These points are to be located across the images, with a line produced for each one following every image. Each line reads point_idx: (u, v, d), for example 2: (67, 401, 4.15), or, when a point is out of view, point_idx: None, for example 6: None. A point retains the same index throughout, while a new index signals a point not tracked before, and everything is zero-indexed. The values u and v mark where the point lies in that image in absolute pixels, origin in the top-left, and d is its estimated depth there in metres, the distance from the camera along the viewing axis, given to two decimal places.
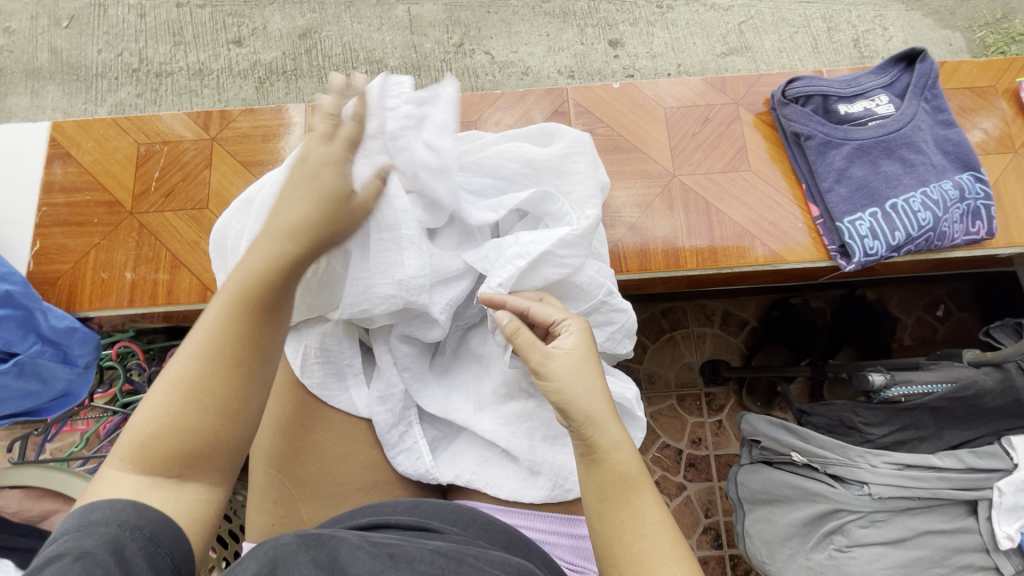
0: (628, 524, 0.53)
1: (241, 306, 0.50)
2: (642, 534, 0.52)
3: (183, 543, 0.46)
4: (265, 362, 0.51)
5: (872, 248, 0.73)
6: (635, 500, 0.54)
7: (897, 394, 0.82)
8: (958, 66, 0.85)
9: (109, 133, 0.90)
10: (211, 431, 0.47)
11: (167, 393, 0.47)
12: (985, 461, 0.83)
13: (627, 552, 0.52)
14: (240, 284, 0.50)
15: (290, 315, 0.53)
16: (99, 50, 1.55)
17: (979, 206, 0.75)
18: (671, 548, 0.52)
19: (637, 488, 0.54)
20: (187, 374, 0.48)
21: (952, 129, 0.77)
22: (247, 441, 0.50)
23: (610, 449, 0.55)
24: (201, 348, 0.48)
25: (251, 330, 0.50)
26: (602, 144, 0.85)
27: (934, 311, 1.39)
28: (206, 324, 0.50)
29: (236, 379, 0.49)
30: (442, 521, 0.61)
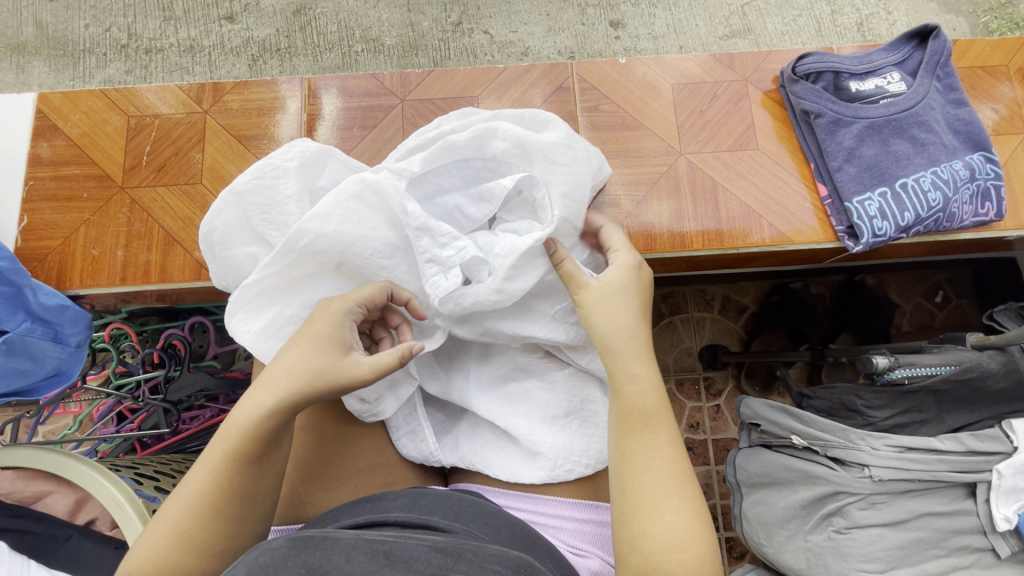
0: (636, 455, 0.56)
1: (224, 457, 0.57)
2: (652, 469, 0.55)
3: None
4: (241, 514, 0.57)
5: (881, 229, 0.71)
6: (647, 434, 0.57)
7: (901, 376, 0.80)
8: (969, 45, 0.83)
9: (97, 106, 0.87)
10: (190, 573, 0.55)
11: (158, 530, 0.56)
12: (985, 444, 0.82)
13: (632, 481, 0.55)
14: (231, 437, 0.57)
15: (272, 464, 0.58)
16: (86, 25, 1.50)
17: (989, 187, 0.73)
18: (679, 487, 0.54)
19: (646, 423, 0.57)
20: (177, 517, 0.56)
21: (964, 108, 0.76)
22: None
23: (627, 381, 0.58)
24: (194, 499, 0.56)
25: (245, 485, 0.57)
26: (607, 121, 0.83)
27: (933, 297, 1.40)
28: (197, 476, 0.57)
29: (211, 526, 0.56)
30: (443, 515, 0.60)
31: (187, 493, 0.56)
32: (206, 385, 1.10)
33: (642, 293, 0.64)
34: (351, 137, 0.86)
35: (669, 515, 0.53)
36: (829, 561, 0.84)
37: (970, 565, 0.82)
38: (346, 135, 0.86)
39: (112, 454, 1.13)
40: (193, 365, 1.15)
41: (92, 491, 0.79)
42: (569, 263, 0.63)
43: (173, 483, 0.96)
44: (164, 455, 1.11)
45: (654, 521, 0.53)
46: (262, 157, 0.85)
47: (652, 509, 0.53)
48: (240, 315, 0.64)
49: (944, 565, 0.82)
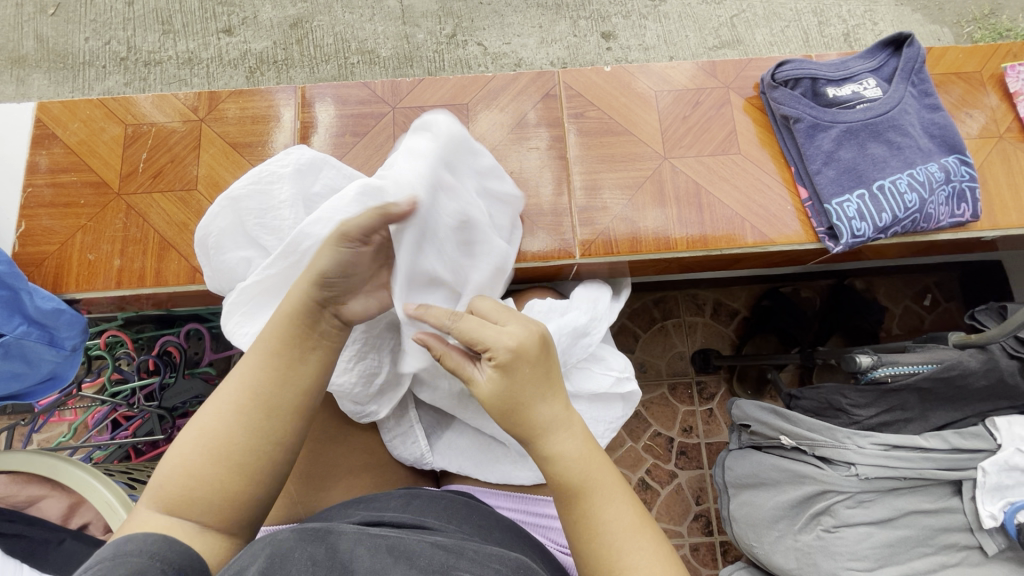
0: (581, 524, 0.53)
1: (261, 377, 0.55)
2: (601, 531, 0.53)
3: (205, 501, 0.52)
4: (270, 425, 0.54)
5: (859, 230, 0.73)
6: (586, 505, 0.53)
7: (885, 374, 0.82)
8: (943, 52, 0.86)
9: (95, 115, 0.88)
10: (225, 494, 0.52)
11: (191, 445, 0.53)
12: (970, 442, 0.84)
13: (586, 548, 0.53)
14: (268, 345, 0.56)
15: (302, 380, 0.56)
16: (86, 38, 1.53)
17: (964, 189, 0.76)
18: (636, 532, 0.52)
19: (585, 491, 0.53)
20: (213, 428, 0.54)
21: (939, 113, 0.78)
22: (258, 501, 0.54)
23: (549, 460, 0.54)
24: (221, 411, 0.54)
25: (272, 399, 0.55)
26: (594, 127, 0.85)
27: (922, 300, 1.42)
28: (229, 396, 0.55)
29: (245, 441, 0.53)
30: (436, 517, 0.61)
31: (221, 406, 0.54)
32: (201, 390, 1.14)
33: (534, 378, 0.54)
34: (343, 144, 0.88)
35: (630, 566, 0.51)
36: (819, 560, 0.85)
37: (957, 562, 0.83)
38: (339, 143, 0.88)
39: (106, 461, 1.13)
40: (189, 372, 1.16)
41: (86, 494, 0.79)
42: (446, 356, 0.56)
43: None
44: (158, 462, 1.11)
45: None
46: (256, 164, 0.87)
47: (611, 563, 0.52)
48: (237, 319, 0.67)
49: (932, 563, 0.83)
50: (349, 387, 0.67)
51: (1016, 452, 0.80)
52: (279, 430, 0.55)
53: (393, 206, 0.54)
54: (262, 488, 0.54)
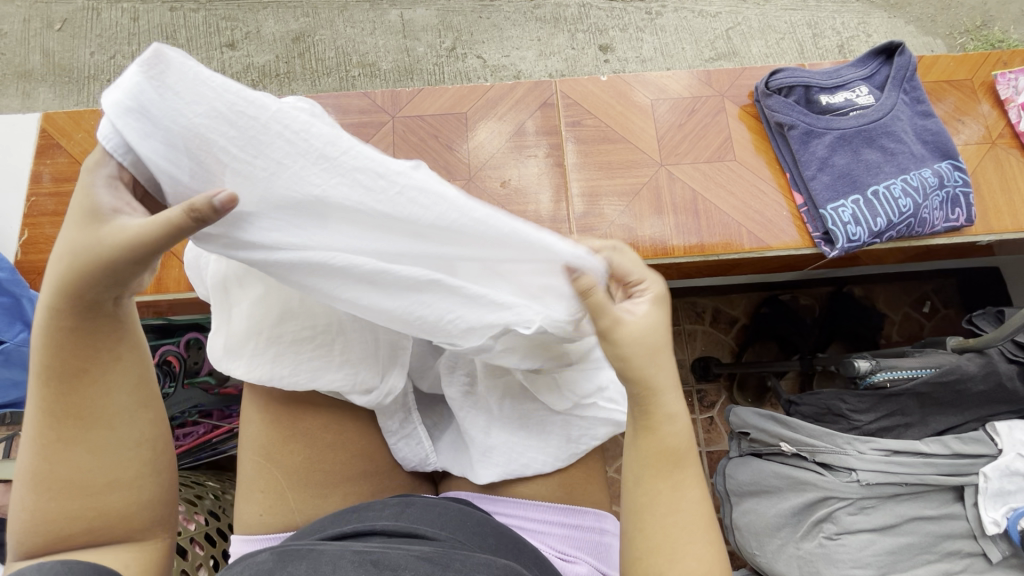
0: (659, 500, 0.49)
1: (51, 366, 0.46)
2: (677, 510, 0.49)
3: (77, 526, 0.47)
4: (96, 432, 0.48)
5: (855, 235, 0.74)
6: (678, 476, 0.49)
7: (882, 379, 0.82)
8: (934, 61, 0.87)
9: (99, 125, 0.89)
10: (87, 514, 0.47)
11: (21, 487, 0.47)
12: (970, 447, 0.83)
13: (657, 522, 0.49)
14: (40, 357, 0.46)
15: (102, 365, 0.47)
16: (91, 53, 1.56)
17: (958, 194, 0.76)
18: (704, 530, 0.49)
19: (671, 461, 0.50)
20: (33, 468, 0.47)
21: (931, 120, 0.79)
22: (139, 498, 0.50)
23: (664, 420, 0.50)
24: (32, 440, 0.47)
25: (71, 403, 0.47)
26: (590, 136, 0.86)
27: (921, 307, 1.42)
28: (31, 415, 0.47)
29: (73, 458, 0.47)
30: (430, 525, 0.61)
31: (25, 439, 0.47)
32: (200, 399, 1.15)
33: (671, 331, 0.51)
34: None
35: (691, 562, 0.48)
36: (822, 568, 0.84)
37: (961, 570, 0.82)
38: None
39: None
40: (189, 381, 1.17)
41: None
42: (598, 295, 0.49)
43: None
44: None
45: (671, 566, 0.48)
46: None
47: (672, 553, 0.48)
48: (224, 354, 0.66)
49: (935, 571, 0.82)
50: (342, 381, 0.65)
51: (1017, 458, 0.80)
52: (127, 431, 0.49)
53: (203, 202, 0.41)
54: (140, 494, 0.50)
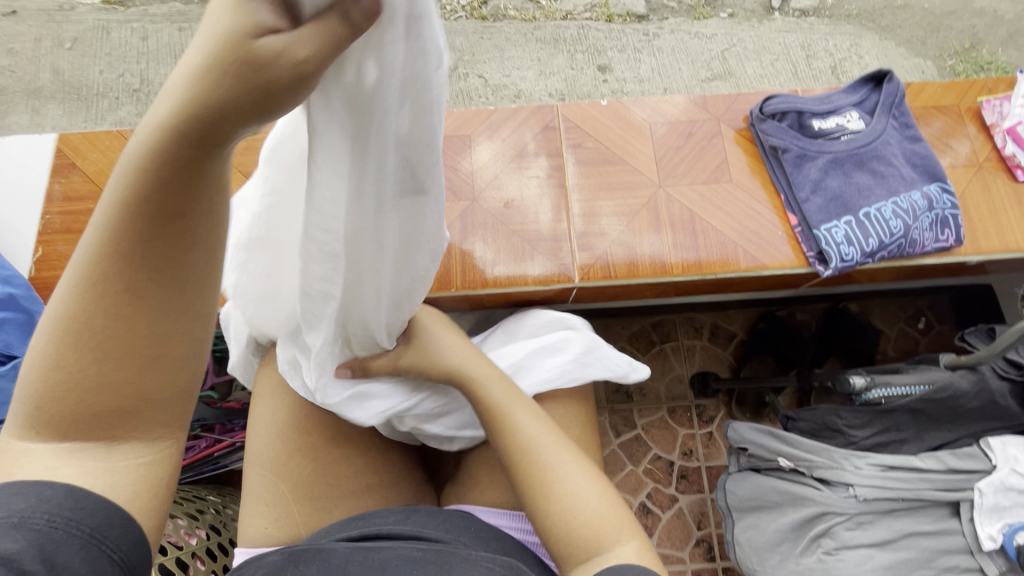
0: (519, 446, 0.63)
1: (143, 204, 0.36)
2: (529, 449, 0.62)
3: (105, 398, 0.39)
4: (172, 309, 0.39)
5: (848, 254, 0.76)
6: (511, 422, 0.64)
7: (877, 395, 0.85)
8: (922, 87, 0.90)
9: (113, 145, 0.92)
10: (123, 389, 0.40)
11: (52, 326, 0.38)
12: (965, 463, 0.85)
13: (531, 473, 0.61)
14: (129, 182, 0.36)
15: (198, 226, 0.38)
16: (100, 71, 1.59)
17: (947, 216, 0.79)
18: (565, 450, 0.63)
19: (512, 426, 0.64)
20: (72, 312, 0.38)
21: (919, 144, 0.82)
22: (181, 391, 0.42)
23: (476, 391, 0.68)
24: (90, 272, 0.37)
25: (161, 260, 0.37)
26: (591, 158, 0.89)
27: (916, 323, 1.44)
28: (96, 242, 0.37)
29: (136, 321, 0.38)
30: (435, 528, 0.63)
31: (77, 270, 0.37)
32: (203, 414, 1.17)
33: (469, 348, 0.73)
34: None
35: (575, 495, 0.59)
36: None
37: None
38: None
39: None
40: None
41: None
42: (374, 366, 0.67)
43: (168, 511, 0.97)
44: None
45: (559, 497, 0.59)
46: None
47: (550, 485, 0.60)
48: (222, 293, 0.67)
49: None
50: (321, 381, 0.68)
51: (1010, 473, 0.81)
52: (172, 318, 0.39)
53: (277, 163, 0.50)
54: (183, 386, 0.42)
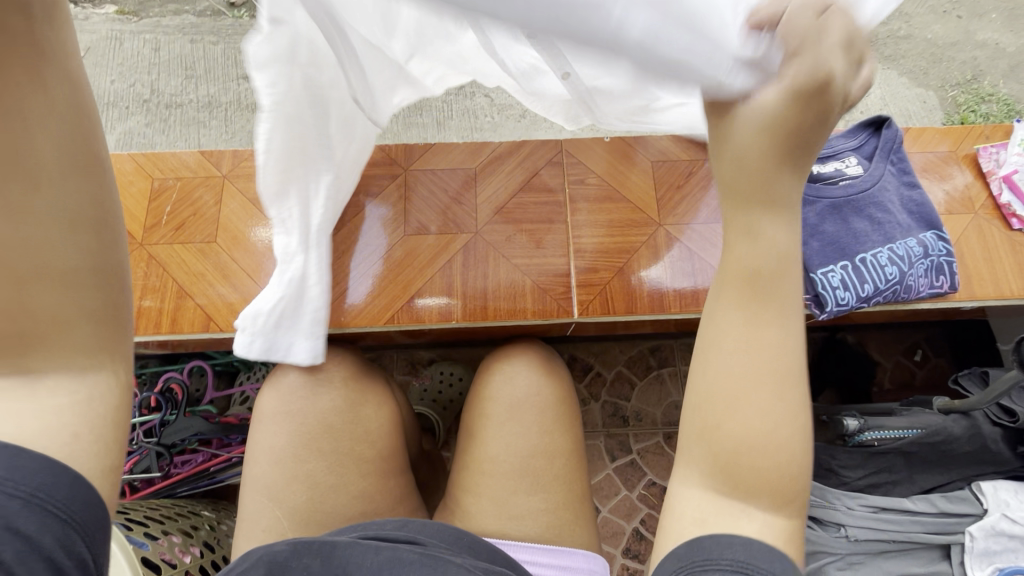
0: (735, 335, 0.54)
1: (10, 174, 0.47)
2: (750, 358, 0.53)
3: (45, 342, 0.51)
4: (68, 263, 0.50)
5: (843, 299, 0.77)
6: (755, 315, 0.53)
7: (870, 438, 0.88)
8: (920, 132, 0.92)
9: (124, 169, 0.93)
10: (55, 331, 0.51)
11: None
12: (956, 506, 0.85)
13: (724, 376, 0.53)
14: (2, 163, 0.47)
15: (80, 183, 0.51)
16: (112, 81, 1.61)
17: (942, 263, 0.80)
18: (784, 387, 0.52)
19: (779, 304, 0.53)
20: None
21: (916, 191, 0.83)
22: (100, 327, 0.54)
23: (747, 244, 0.54)
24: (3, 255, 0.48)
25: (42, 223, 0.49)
26: (594, 194, 0.90)
27: (912, 356, 1.45)
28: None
29: (45, 274, 0.49)
30: (427, 536, 0.65)
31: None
32: (200, 428, 1.15)
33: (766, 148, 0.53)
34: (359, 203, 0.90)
35: (751, 413, 0.52)
36: None
37: None
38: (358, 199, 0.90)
39: None
40: (189, 410, 1.19)
41: None
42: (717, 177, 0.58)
43: (162, 529, 0.98)
44: (153, 500, 1.12)
45: (726, 419, 0.53)
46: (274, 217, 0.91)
47: (735, 399, 0.53)
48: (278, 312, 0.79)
49: None
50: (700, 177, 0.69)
51: (1001, 518, 0.82)
52: (53, 212, 0.49)
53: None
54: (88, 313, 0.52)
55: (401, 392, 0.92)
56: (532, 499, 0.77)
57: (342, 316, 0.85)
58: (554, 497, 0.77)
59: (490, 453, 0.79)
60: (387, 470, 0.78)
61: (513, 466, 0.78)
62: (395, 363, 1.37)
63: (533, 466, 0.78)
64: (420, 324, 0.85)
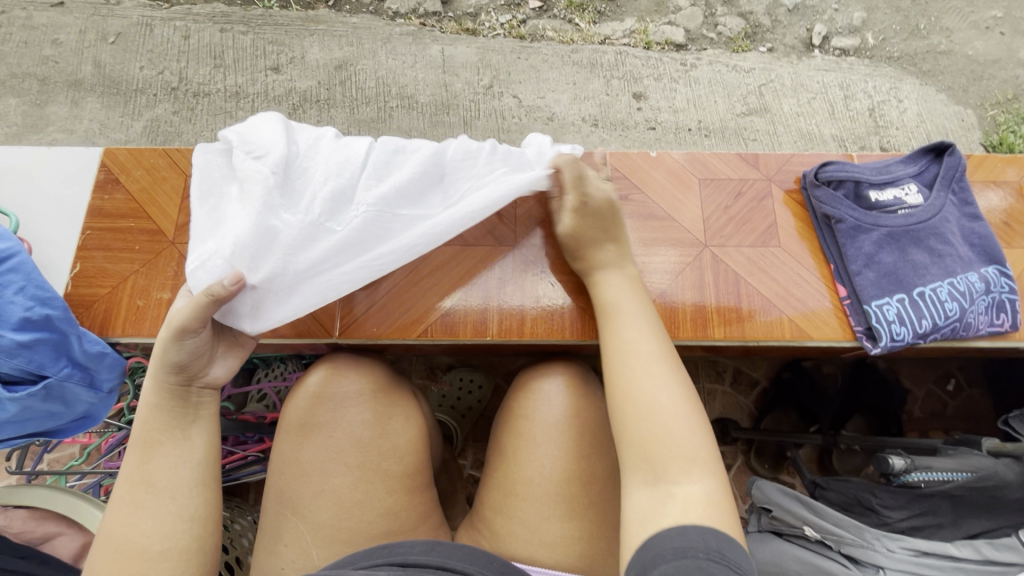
0: (626, 392, 0.68)
1: (143, 443, 0.68)
2: (639, 400, 0.67)
3: None
4: (159, 499, 0.65)
5: (899, 334, 0.74)
6: (635, 378, 0.69)
7: (917, 479, 0.83)
8: (982, 159, 0.88)
9: (158, 164, 0.92)
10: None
11: (99, 549, 0.63)
12: (1002, 554, 0.81)
13: (626, 421, 0.67)
14: (142, 430, 0.68)
15: (165, 448, 0.68)
16: (141, 67, 1.60)
17: (1004, 300, 0.76)
18: (681, 401, 0.67)
19: (643, 369, 0.69)
20: (114, 536, 0.63)
21: (978, 223, 0.79)
22: (184, 573, 0.64)
23: (617, 339, 0.73)
24: (119, 514, 0.65)
25: (150, 478, 0.66)
26: (637, 211, 0.86)
27: (945, 385, 1.40)
28: (122, 482, 0.66)
29: (140, 526, 0.64)
30: (458, 560, 0.63)
31: (110, 513, 0.65)
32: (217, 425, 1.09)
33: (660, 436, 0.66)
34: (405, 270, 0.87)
35: (668, 425, 0.65)
36: None
37: None
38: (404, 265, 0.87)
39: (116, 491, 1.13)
40: None
41: None
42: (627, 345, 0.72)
43: None
44: None
45: (655, 442, 0.64)
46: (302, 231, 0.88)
47: (648, 437, 0.65)
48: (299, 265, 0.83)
49: None
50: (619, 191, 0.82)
51: None
52: (160, 472, 0.66)
53: (219, 288, 0.68)
54: (182, 567, 0.64)
55: (426, 402, 0.90)
56: (563, 526, 0.74)
57: (372, 327, 0.84)
58: (587, 525, 0.75)
59: (527, 475, 0.77)
60: (414, 489, 0.76)
61: (547, 491, 0.76)
62: (414, 366, 1.35)
63: (568, 492, 0.76)
64: (453, 338, 0.84)
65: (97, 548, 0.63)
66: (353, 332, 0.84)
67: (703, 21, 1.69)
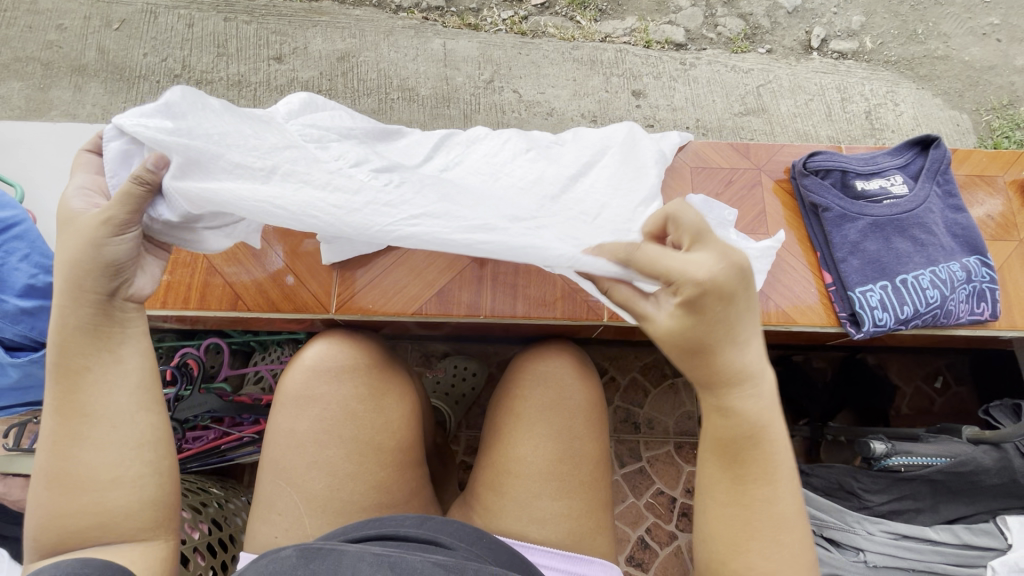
0: (719, 498, 0.63)
1: (67, 373, 0.63)
2: (721, 512, 0.63)
3: (87, 515, 0.61)
4: (91, 428, 0.62)
5: (882, 320, 0.76)
6: (743, 482, 0.61)
7: (898, 463, 0.86)
8: (968, 154, 0.90)
9: None
10: (96, 512, 0.61)
11: (42, 486, 0.61)
12: (980, 538, 0.83)
13: (715, 524, 0.63)
14: (61, 355, 0.63)
15: (94, 370, 0.63)
16: (145, 54, 1.62)
17: (985, 289, 0.78)
18: (786, 530, 0.61)
19: (755, 477, 0.61)
20: (50, 468, 0.61)
21: (962, 214, 0.82)
22: (143, 497, 0.63)
23: (718, 414, 0.62)
24: (55, 449, 0.61)
25: (79, 405, 0.62)
26: None
27: (933, 382, 1.42)
28: (51, 412, 0.62)
29: (73, 457, 0.61)
30: (449, 536, 0.63)
31: (44, 445, 0.62)
32: (214, 406, 1.11)
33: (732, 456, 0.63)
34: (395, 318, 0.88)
35: (758, 560, 0.61)
36: None
37: None
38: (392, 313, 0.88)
39: None
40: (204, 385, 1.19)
41: None
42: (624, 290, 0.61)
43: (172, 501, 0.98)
44: None
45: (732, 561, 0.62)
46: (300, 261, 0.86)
47: (732, 556, 0.62)
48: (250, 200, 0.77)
49: None
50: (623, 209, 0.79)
51: None
52: (91, 396, 0.62)
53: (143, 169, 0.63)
54: (137, 493, 0.63)
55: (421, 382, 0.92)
56: (552, 502, 0.76)
57: (366, 305, 0.86)
58: (575, 502, 0.77)
59: (516, 452, 0.78)
60: (406, 462, 0.78)
61: (536, 468, 0.77)
62: (409, 353, 1.36)
63: (558, 470, 0.77)
64: (446, 316, 0.86)
65: (36, 481, 0.61)
66: (348, 309, 0.86)
67: (702, 21, 1.71)
